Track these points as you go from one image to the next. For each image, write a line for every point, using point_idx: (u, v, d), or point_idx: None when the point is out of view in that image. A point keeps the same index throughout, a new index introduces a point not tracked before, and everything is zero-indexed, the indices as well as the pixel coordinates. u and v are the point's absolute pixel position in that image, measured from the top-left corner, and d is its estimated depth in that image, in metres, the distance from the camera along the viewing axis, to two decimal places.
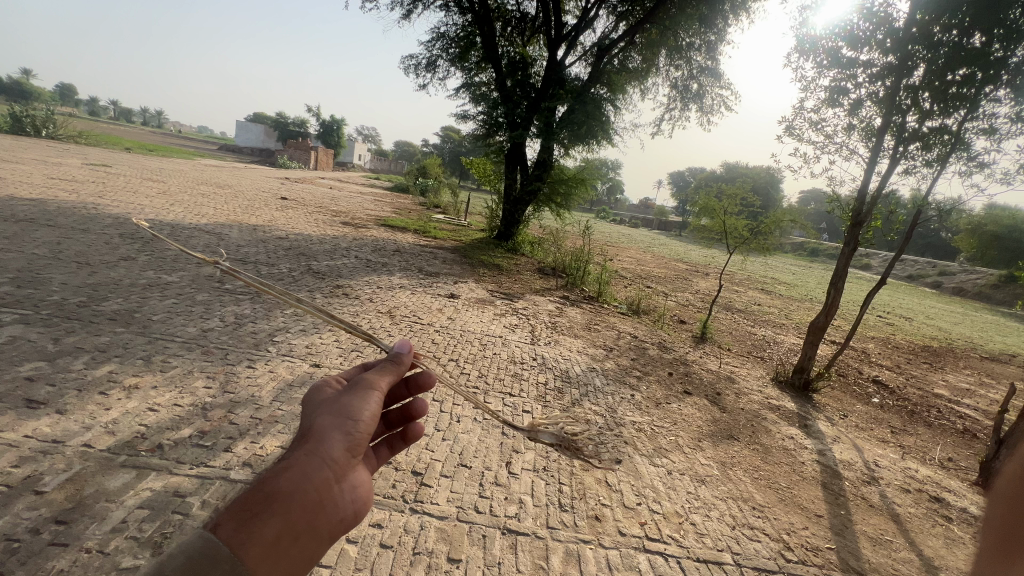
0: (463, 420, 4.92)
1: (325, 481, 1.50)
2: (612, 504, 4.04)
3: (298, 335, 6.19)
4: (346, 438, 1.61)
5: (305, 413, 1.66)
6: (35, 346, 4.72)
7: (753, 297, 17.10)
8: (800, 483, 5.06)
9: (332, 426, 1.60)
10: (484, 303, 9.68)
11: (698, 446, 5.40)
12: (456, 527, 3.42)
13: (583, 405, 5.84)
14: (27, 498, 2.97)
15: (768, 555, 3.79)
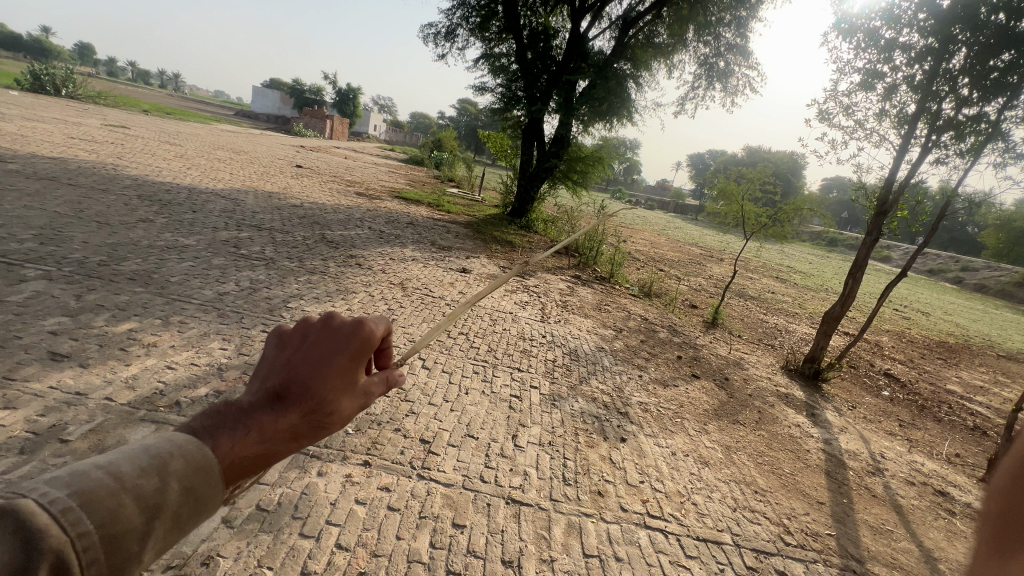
0: (471, 392, 4.99)
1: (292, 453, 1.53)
2: (616, 481, 4.10)
3: (311, 302, 6.27)
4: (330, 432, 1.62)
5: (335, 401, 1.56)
6: (58, 301, 4.84)
7: (767, 285, 16.88)
8: (804, 470, 5.07)
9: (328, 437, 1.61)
10: (495, 279, 9.69)
11: (703, 429, 5.44)
12: (461, 494, 3.50)
13: (590, 383, 5.89)
14: (53, 445, 3.10)
15: (768, 538, 3.83)
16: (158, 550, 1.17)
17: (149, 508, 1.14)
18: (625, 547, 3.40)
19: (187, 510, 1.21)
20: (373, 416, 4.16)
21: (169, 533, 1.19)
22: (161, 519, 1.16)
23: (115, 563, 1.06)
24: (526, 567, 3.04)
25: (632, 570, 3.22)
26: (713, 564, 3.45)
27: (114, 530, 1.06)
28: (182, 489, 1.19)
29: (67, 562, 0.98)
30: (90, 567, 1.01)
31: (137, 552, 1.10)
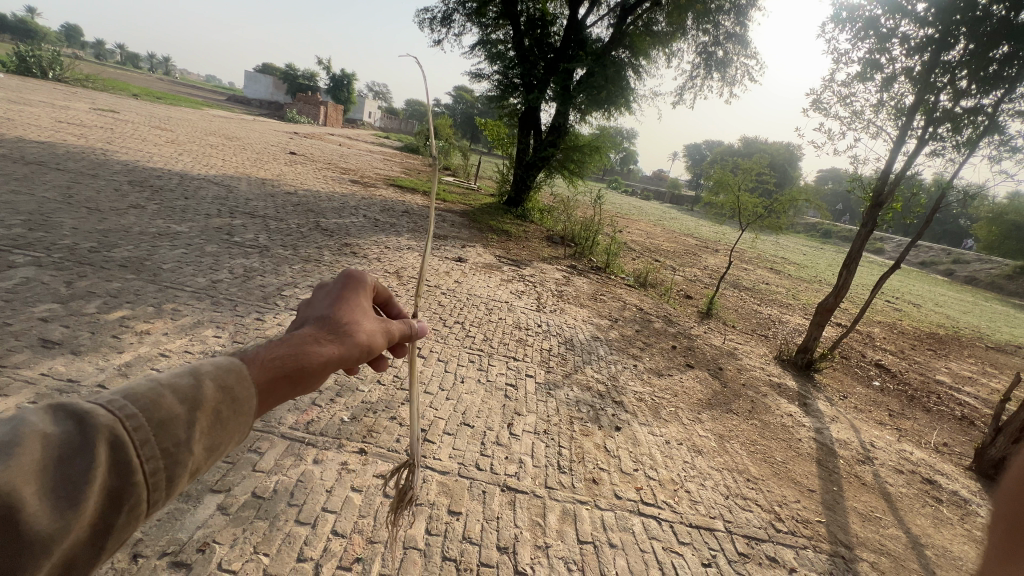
0: (466, 381, 5.00)
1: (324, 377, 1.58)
2: (610, 469, 4.14)
3: (306, 290, 6.24)
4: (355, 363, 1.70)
5: (345, 318, 1.70)
6: (48, 288, 4.78)
7: (761, 276, 16.96)
8: (795, 458, 5.14)
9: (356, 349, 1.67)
10: (491, 268, 9.67)
11: (697, 418, 5.49)
12: (457, 482, 3.52)
13: (585, 372, 5.92)
14: None
15: (759, 525, 3.89)
16: (211, 446, 1.18)
17: (190, 401, 1.15)
18: (619, 533, 3.44)
19: (227, 412, 1.23)
20: (369, 403, 4.16)
21: (216, 431, 1.19)
22: (203, 412, 1.16)
23: (169, 448, 1.07)
24: (522, 553, 3.06)
25: (626, 556, 3.26)
26: (706, 550, 3.49)
27: (158, 415, 1.07)
28: (218, 386, 1.22)
29: (120, 443, 1.01)
30: (144, 449, 1.03)
31: (186, 440, 1.11)
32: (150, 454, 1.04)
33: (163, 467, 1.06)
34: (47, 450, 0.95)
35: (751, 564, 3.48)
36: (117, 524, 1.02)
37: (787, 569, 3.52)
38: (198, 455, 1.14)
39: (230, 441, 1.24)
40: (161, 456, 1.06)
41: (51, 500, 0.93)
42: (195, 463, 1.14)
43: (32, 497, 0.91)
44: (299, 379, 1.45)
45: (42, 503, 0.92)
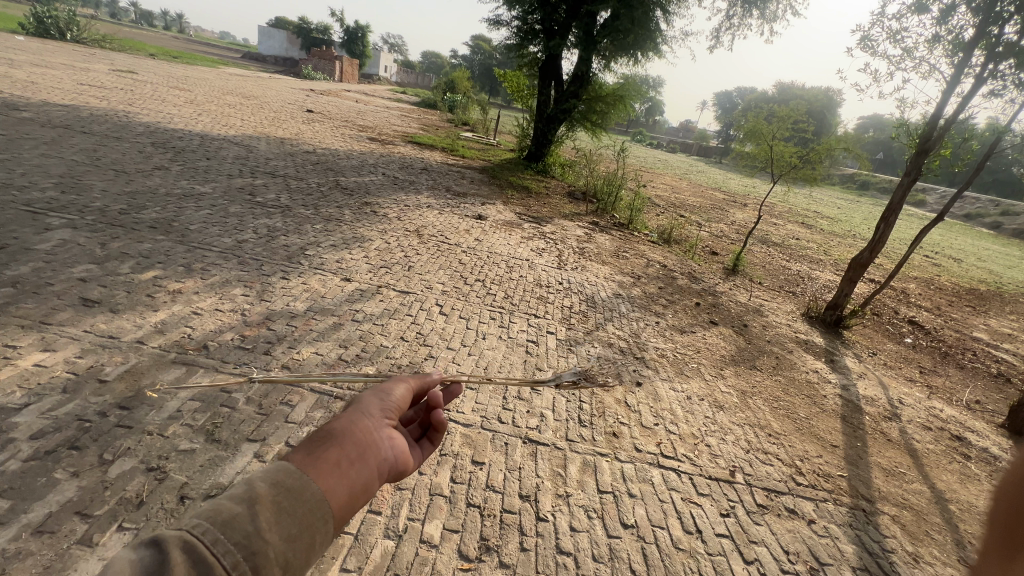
0: (488, 337, 5.06)
1: (369, 432, 1.51)
2: (630, 423, 4.19)
3: (329, 249, 6.30)
4: (387, 410, 1.66)
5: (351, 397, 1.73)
6: (84, 249, 4.95)
7: (791, 231, 16.34)
8: (819, 415, 5.10)
9: (371, 399, 1.65)
10: (511, 226, 9.56)
11: (720, 374, 5.47)
12: (480, 434, 3.63)
13: (607, 329, 5.90)
14: (93, 385, 3.27)
15: (779, 478, 3.92)
16: (291, 534, 1.17)
17: (250, 499, 1.16)
18: (638, 484, 3.52)
19: (287, 502, 1.20)
20: (394, 359, 4.31)
21: (286, 519, 1.18)
22: (262, 505, 1.16)
23: (242, 543, 1.08)
24: (543, 501, 3.16)
25: (645, 505, 3.33)
26: (724, 501, 3.54)
27: (221, 517, 1.10)
28: (270, 482, 1.21)
29: (194, 546, 1.03)
30: (215, 547, 1.04)
31: (254, 532, 1.11)
32: (223, 549, 1.05)
33: (242, 561, 1.06)
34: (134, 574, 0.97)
35: (770, 515, 3.51)
36: None
37: (806, 520, 3.54)
38: (278, 545, 1.13)
39: (312, 527, 1.21)
40: (238, 549, 1.07)
41: None
42: (280, 553, 1.13)
43: None
44: (335, 436, 1.42)
45: None
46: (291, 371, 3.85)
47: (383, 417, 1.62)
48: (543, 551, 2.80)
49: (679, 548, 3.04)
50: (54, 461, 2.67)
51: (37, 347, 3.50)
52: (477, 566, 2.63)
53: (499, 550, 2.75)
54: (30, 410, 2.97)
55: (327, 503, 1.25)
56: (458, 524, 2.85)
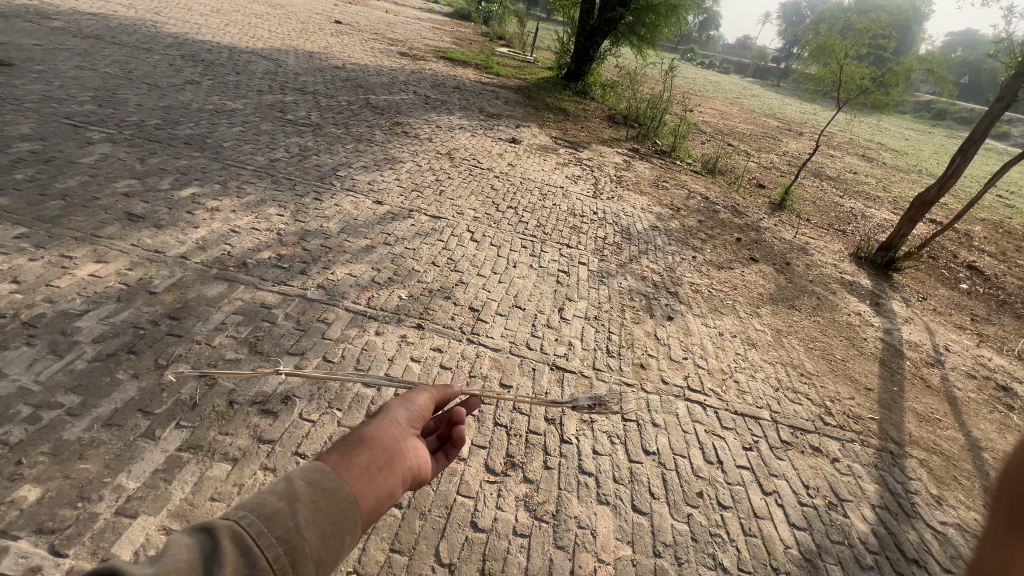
0: (519, 266, 5.01)
1: (398, 437, 1.42)
2: (658, 356, 4.18)
3: (360, 171, 6.21)
4: (414, 418, 1.56)
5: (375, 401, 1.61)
6: (125, 164, 5.03)
7: (849, 164, 15.07)
8: (856, 358, 4.95)
9: (399, 407, 1.54)
10: (546, 151, 9.14)
11: (755, 312, 5.31)
12: (508, 358, 3.70)
13: (641, 262, 5.74)
14: (143, 296, 3.44)
15: (806, 417, 3.90)
16: (325, 534, 1.10)
17: (290, 494, 1.10)
18: (663, 414, 3.56)
19: (323, 502, 1.12)
20: (425, 283, 4.34)
21: (323, 518, 1.11)
22: (302, 502, 1.10)
23: (285, 537, 1.03)
24: (568, 425, 3.25)
25: (668, 434, 3.38)
26: (748, 436, 3.56)
27: (265, 511, 1.05)
28: (307, 481, 1.14)
29: (240, 538, 0.99)
30: (261, 540, 1.00)
31: (295, 528, 1.05)
32: (267, 543, 1.00)
33: (284, 555, 1.01)
34: (193, 556, 0.94)
35: (794, 452, 3.52)
36: None
37: (830, 459, 3.55)
38: (315, 543, 1.07)
39: (342, 529, 1.13)
40: (280, 545, 1.02)
41: None
42: (316, 551, 1.06)
43: None
44: (366, 440, 1.33)
45: None
46: (327, 291, 3.94)
47: (411, 423, 1.53)
48: (566, 470, 2.91)
49: (698, 476, 3.11)
50: (116, 364, 2.88)
51: (91, 258, 3.67)
52: (503, 479, 2.77)
53: (524, 466, 2.87)
54: (90, 317, 3.16)
55: (357, 506, 1.18)
56: (485, 441, 2.98)
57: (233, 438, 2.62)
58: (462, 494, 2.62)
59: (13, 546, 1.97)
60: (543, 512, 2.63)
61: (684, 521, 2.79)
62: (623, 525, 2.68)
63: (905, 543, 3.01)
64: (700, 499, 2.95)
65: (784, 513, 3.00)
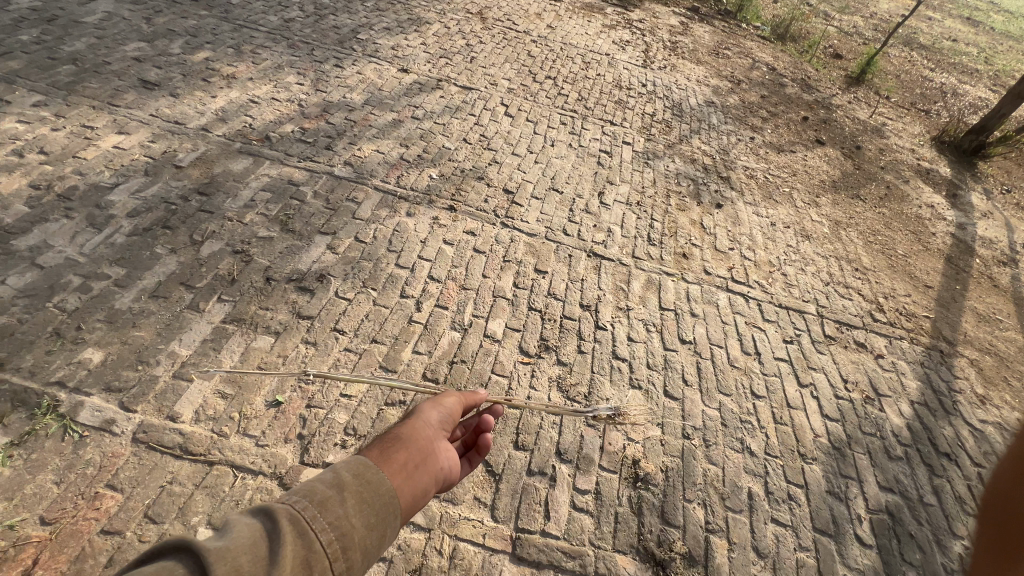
0: (557, 145, 4.60)
1: (436, 432, 1.28)
2: (703, 246, 3.93)
3: (382, 34, 5.55)
4: (449, 419, 1.41)
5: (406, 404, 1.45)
6: (132, 24, 4.61)
7: (950, 28, 12.68)
8: (919, 253, 4.57)
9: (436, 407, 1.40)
10: (590, 10, 7.93)
11: (814, 202, 4.85)
12: (543, 244, 3.54)
13: (692, 143, 5.18)
14: (171, 170, 3.34)
15: (855, 313, 3.70)
16: (372, 525, 0.96)
17: (338, 482, 0.98)
18: (702, 305, 3.43)
19: (373, 493, 0.99)
20: (456, 162, 4.05)
21: (370, 510, 0.97)
22: (352, 489, 0.97)
23: (336, 524, 0.91)
24: (603, 312, 3.18)
25: (706, 325, 3.29)
26: (789, 329, 3.44)
27: (318, 495, 0.93)
28: (354, 471, 1.01)
29: (297, 522, 0.88)
30: (318, 521, 0.89)
31: (346, 515, 0.93)
32: (322, 528, 0.89)
33: (336, 540, 0.89)
34: (252, 534, 0.83)
35: (836, 347, 3.41)
36: None
37: (873, 355, 3.42)
38: (364, 533, 0.94)
39: (384, 523, 0.98)
40: (332, 532, 0.89)
41: None
42: (363, 543, 0.93)
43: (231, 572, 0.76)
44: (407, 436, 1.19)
45: None
46: (354, 168, 3.74)
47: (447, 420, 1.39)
48: (600, 355, 2.91)
49: (733, 367, 3.07)
50: (153, 238, 2.88)
51: (113, 129, 3.52)
52: (536, 361, 2.79)
53: (557, 350, 2.87)
54: (121, 190, 3.12)
55: (398, 500, 1.03)
56: (519, 325, 2.96)
57: (273, 313, 2.67)
58: (496, 374, 2.67)
59: (87, 401, 2.14)
60: (576, 393, 2.68)
61: (715, 407, 2.80)
62: (653, 408, 2.71)
63: (939, 438, 2.99)
64: (734, 388, 2.94)
65: (818, 405, 2.98)
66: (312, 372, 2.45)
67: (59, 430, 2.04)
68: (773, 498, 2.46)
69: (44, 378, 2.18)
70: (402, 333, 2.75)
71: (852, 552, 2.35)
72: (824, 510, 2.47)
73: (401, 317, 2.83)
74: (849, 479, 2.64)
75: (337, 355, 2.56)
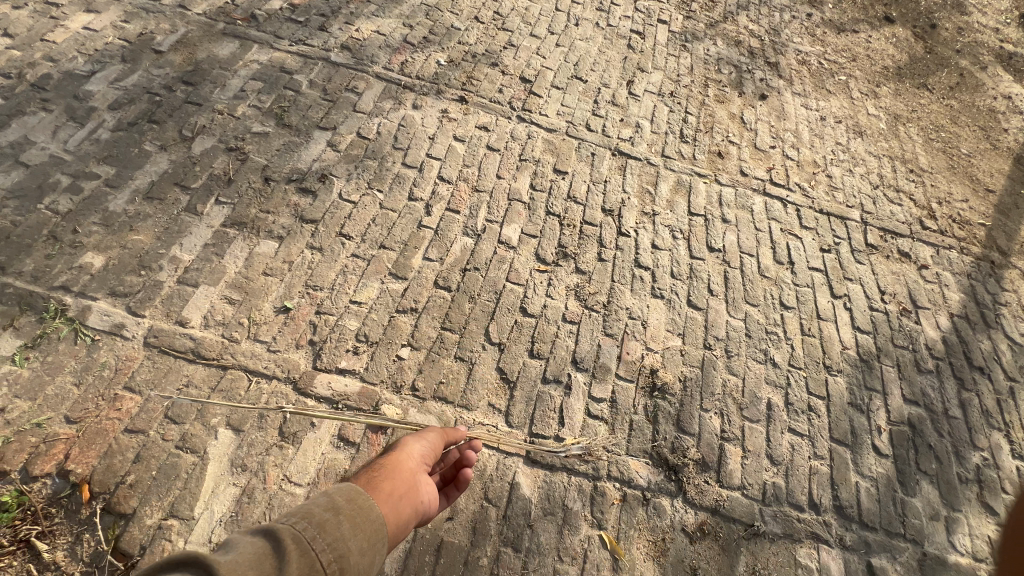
0: (582, 25, 4.00)
1: (415, 469, 1.36)
2: (741, 144, 3.54)
3: None
4: (428, 454, 1.48)
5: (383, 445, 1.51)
6: None
7: None
8: (986, 152, 4.07)
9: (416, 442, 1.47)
10: None
11: (873, 93, 4.26)
12: (564, 142, 3.21)
13: (738, 21, 4.47)
14: (150, 56, 3.00)
15: (903, 221, 3.39)
16: (365, 549, 1.01)
17: (332, 506, 1.03)
18: (735, 211, 3.16)
19: (365, 519, 1.05)
20: (467, 46, 3.57)
21: (361, 534, 1.02)
22: (346, 513, 1.03)
23: (336, 545, 0.96)
24: (627, 217, 2.95)
25: (738, 232, 3.05)
26: (828, 237, 3.17)
27: (316, 518, 0.98)
28: (346, 498, 1.08)
29: (298, 541, 0.92)
30: (319, 540, 0.94)
31: (343, 538, 0.98)
32: (323, 547, 0.94)
33: (335, 559, 0.94)
34: (258, 549, 0.88)
35: (877, 257, 3.16)
36: None
37: (917, 265, 3.18)
38: (359, 555, 0.99)
39: (374, 549, 1.03)
40: (331, 553, 0.94)
41: None
42: (357, 565, 0.98)
43: None
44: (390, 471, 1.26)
45: None
46: (353, 53, 3.32)
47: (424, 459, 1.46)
48: (621, 263, 2.73)
49: (763, 277, 2.88)
50: (140, 134, 2.66)
51: (81, 8, 3.12)
52: (554, 269, 2.63)
53: (577, 257, 2.70)
54: (99, 80, 2.82)
55: (384, 528, 1.09)
56: (536, 231, 2.77)
57: (275, 217, 2.52)
58: (511, 283, 2.54)
59: (94, 306, 2.10)
60: (594, 303, 2.55)
61: (740, 318, 2.67)
62: (675, 318, 2.59)
63: (974, 352, 2.85)
64: (762, 299, 2.78)
65: (850, 317, 2.82)
66: (320, 279, 2.36)
67: (71, 334, 2.02)
68: (793, 409, 2.41)
69: (48, 283, 2.12)
70: (411, 238, 2.59)
71: (867, 461, 2.34)
72: (844, 421, 2.43)
73: (410, 222, 2.65)
74: (873, 391, 2.56)
75: (344, 261, 2.44)
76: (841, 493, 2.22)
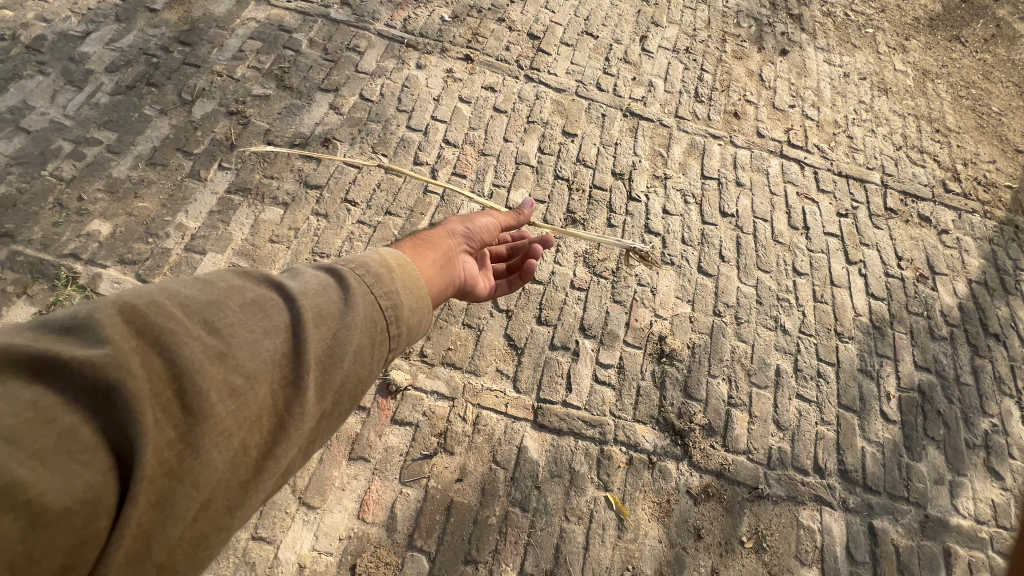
0: None
1: (456, 247, 1.33)
2: (759, 103, 3.39)
3: None
4: (474, 237, 1.46)
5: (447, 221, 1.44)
6: None
7: None
8: (1017, 110, 3.87)
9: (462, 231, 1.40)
10: None
11: (901, 47, 4.02)
12: (574, 102, 3.09)
13: None
14: (145, 15, 2.89)
15: (925, 183, 3.26)
16: (417, 305, 0.93)
17: (385, 263, 0.93)
18: (750, 174, 3.06)
19: (416, 288, 0.94)
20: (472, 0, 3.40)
21: (416, 295, 0.94)
22: (399, 273, 0.92)
23: (389, 298, 0.88)
24: (637, 182, 2.86)
25: (752, 196, 2.96)
26: (846, 201, 3.07)
27: (372, 270, 0.90)
28: (398, 262, 0.96)
29: (351, 293, 0.85)
30: (372, 292, 0.87)
31: (394, 295, 0.89)
32: (380, 299, 0.88)
33: (387, 315, 0.87)
34: (312, 287, 0.83)
35: (896, 221, 3.06)
36: (363, 357, 0.84)
37: (937, 230, 3.08)
38: (411, 311, 0.91)
39: (426, 300, 0.97)
40: (384, 305, 0.87)
41: (316, 329, 0.78)
42: (409, 321, 0.92)
43: (295, 318, 0.77)
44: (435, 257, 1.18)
45: (304, 332, 0.77)
46: (353, 10, 3.18)
47: (476, 235, 1.46)
48: (631, 229, 2.68)
49: (777, 242, 2.81)
50: (139, 98, 2.60)
51: None
52: (562, 235, 2.59)
53: (585, 223, 2.65)
54: (94, 41, 2.74)
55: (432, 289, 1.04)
56: (544, 196, 2.70)
57: (279, 182, 2.48)
58: None
59: (104, 274, 2.11)
60: (603, 269, 2.52)
61: (751, 284, 2.63)
62: (685, 285, 2.56)
63: (991, 318, 2.79)
64: (774, 265, 2.73)
65: (864, 283, 2.77)
66: (326, 246, 2.34)
67: (84, 301, 2.05)
68: (802, 376, 2.41)
69: (58, 251, 2.13)
70: (417, 204, 2.55)
71: (874, 427, 2.34)
72: (853, 387, 2.42)
73: (416, 187, 2.60)
74: (884, 358, 2.54)
75: (350, 228, 2.41)
76: (846, 458, 2.24)
